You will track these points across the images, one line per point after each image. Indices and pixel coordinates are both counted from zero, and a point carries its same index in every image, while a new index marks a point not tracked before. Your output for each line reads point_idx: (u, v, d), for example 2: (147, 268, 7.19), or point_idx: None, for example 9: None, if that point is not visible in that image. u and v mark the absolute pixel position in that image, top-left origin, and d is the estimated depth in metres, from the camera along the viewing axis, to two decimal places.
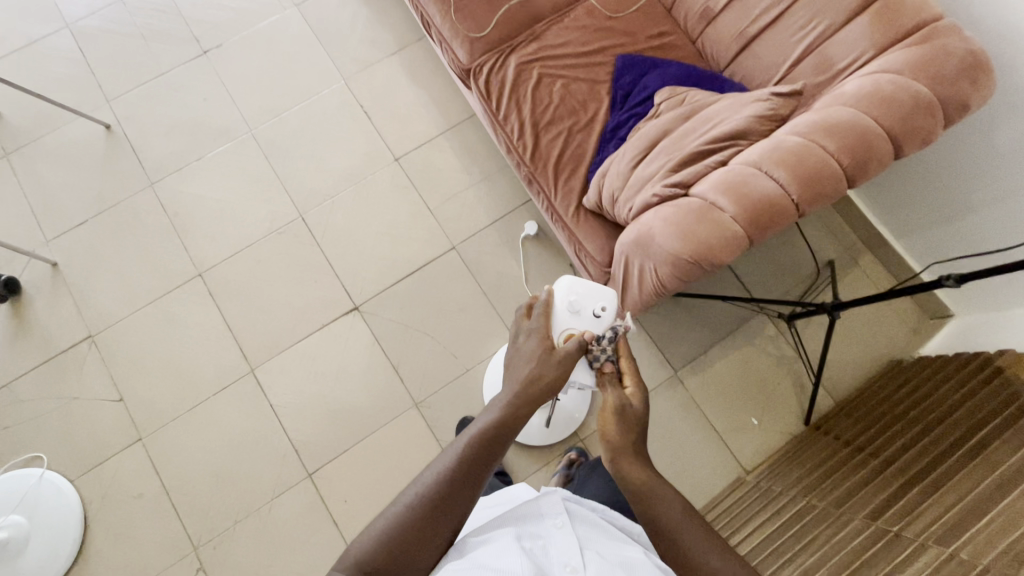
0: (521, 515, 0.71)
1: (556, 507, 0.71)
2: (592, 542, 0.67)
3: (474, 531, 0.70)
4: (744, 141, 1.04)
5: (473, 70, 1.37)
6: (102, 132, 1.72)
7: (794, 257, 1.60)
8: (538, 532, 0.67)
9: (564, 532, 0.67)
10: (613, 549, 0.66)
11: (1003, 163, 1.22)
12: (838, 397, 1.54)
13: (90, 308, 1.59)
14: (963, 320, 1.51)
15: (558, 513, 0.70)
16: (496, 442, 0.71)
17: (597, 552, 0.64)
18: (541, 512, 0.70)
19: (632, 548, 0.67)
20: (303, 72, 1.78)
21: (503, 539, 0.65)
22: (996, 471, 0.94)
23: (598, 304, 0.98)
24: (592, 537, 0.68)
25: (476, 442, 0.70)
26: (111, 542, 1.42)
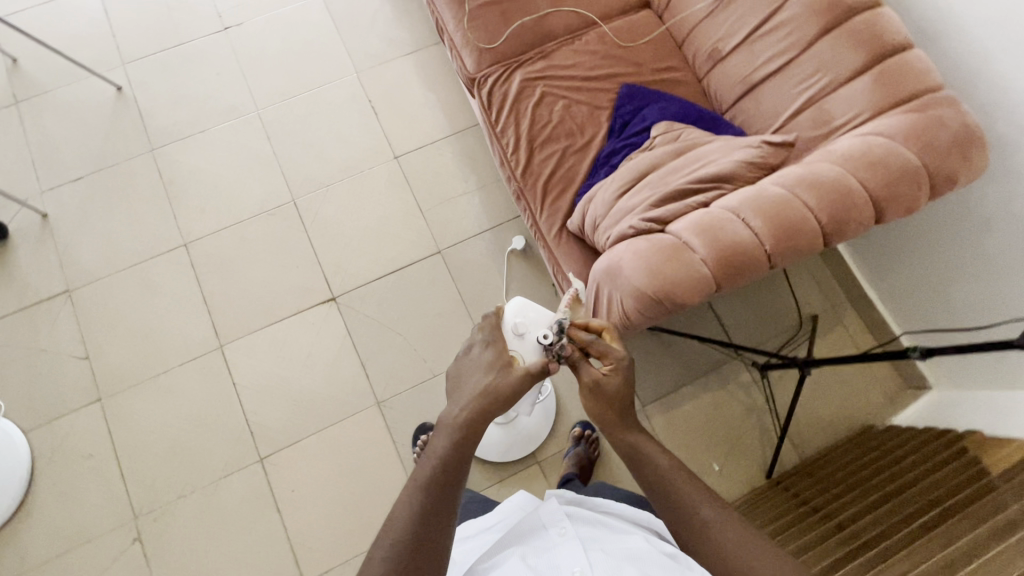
0: (524, 531, 0.74)
1: (557, 515, 0.73)
2: (595, 541, 0.71)
3: (482, 558, 0.73)
4: (728, 186, 1.04)
5: (478, 80, 1.37)
6: (112, 93, 1.74)
7: (778, 307, 1.58)
8: (543, 545, 0.71)
9: (566, 540, 0.70)
10: (617, 543, 0.70)
11: (995, 242, 1.21)
12: (805, 454, 1.50)
13: (72, 263, 1.59)
14: (939, 394, 1.49)
15: (560, 521, 0.73)
16: (457, 464, 0.69)
17: (602, 552, 0.68)
18: (543, 523, 0.73)
19: (634, 537, 0.71)
20: (318, 60, 1.80)
21: (509, 564, 0.69)
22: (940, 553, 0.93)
23: (541, 329, 0.84)
24: (595, 536, 0.72)
25: (438, 468, 0.68)
26: (53, 500, 1.41)
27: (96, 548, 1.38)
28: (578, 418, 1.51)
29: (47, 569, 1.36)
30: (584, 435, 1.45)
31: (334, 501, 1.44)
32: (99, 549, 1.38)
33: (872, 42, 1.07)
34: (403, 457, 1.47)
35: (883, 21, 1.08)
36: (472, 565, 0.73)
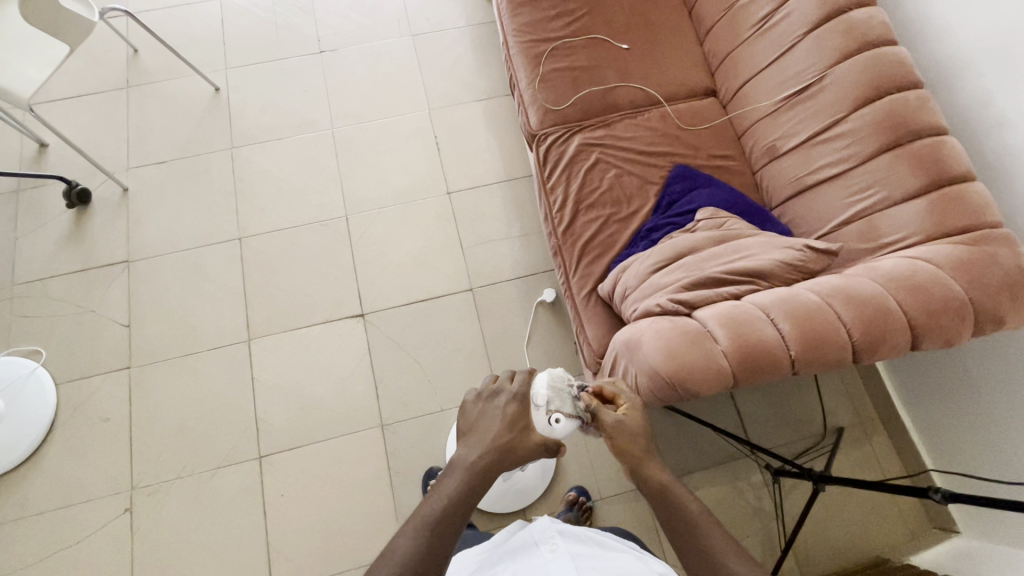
0: (517, 547, 0.72)
1: (549, 532, 0.71)
2: (586, 558, 0.67)
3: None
4: (763, 282, 1.04)
5: (538, 137, 1.43)
6: (210, 92, 1.91)
7: (803, 411, 1.52)
8: (533, 560, 0.68)
9: (557, 555, 0.67)
10: (607, 559, 0.67)
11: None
12: (808, 574, 1.41)
13: (138, 236, 1.72)
14: (965, 540, 1.38)
15: (552, 538, 0.70)
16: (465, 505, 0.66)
17: (591, 569, 0.65)
18: (535, 539, 0.71)
19: (626, 555, 0.68)
20: (396, 92, 1.93)
21: None
22: None
23: (556, 412, 0.81)
24: (587, 553, 0.68)
25: (444, 506, 0.65)
26: (64, 454, 1.47)
27: (89, 510, 1.42)
28: (576, 482, 1.48)
29: (40, 520, 1.41)
30: (578, 501, 1.42)
31: (318, 513, 1.44)
32: (91, 512, 1.42)
33: (932, 168, 1.06)
34: (394, 484, 1.47)
35: (947, 150, 1.07)
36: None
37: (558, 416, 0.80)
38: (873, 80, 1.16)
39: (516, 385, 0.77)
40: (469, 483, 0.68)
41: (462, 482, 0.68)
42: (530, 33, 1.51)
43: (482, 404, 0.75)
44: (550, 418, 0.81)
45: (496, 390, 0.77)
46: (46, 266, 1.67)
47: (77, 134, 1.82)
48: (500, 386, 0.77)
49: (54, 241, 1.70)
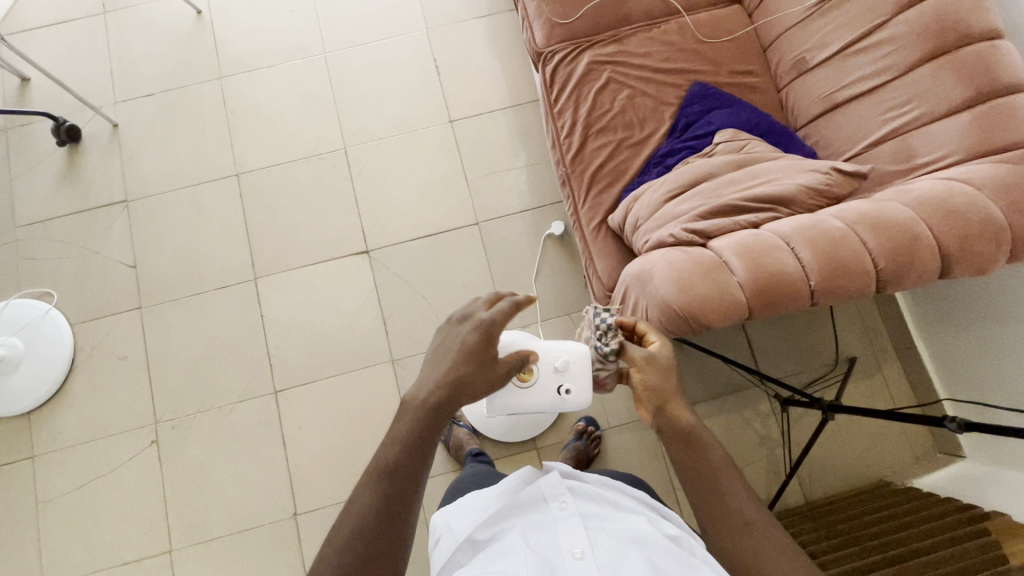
0: (525, 505, 0.69)
1: (559, 489, 0.69)
2: (596, 518, 0.65)
3: (479, 528, 0.68)
4: (785, 210, 0.98)
5: (545, 55, 1.32)
6: (192, 16, 1.78)
7: (815, 341, 1.51)
8: (542, 519, 0.65)
9: (568, 515, 0.64)
10: (618, 522, 0.64)
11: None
12: (811, 497, 1.45)
13: (134, 175, 1.67)
14: (971, 465, 1.39)
15: (562, 497, 0.67)
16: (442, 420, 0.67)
17: (602, 531, 0.62)
18: (545, 498, 0.68)
19: (638, 518, 0.65)
20: (391, 10, 1.78)
21: (510, 534, 0.64)
22: None
23: (568, 383, 0.83)
24: (597, 514, 0.66)
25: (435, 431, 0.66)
26: (87, 391, 1.52)
27: (118, 442, 1.49)
28: (585, 413, 1.50)
29: (73, 452, 1.48)
30: (587, 431, 1.44)
31: (334, 444, 1.49)
32: (120, 444, 1.48)
33: (982, 77, 0.96)
34: None
35: (1000, 57, 0.96)
36: (470, 535, 0.68)
37: (570, 388, 0.83)
38: None
39: (490, 313, 0.70)
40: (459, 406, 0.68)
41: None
42: None
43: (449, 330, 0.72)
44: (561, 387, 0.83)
45: (465, 316, 0.72)
46: (46, 207, 1.64)
47: (58, 65, 1.73)
48: (469, 312, 0.72)
49: (50, 181, 1.66)
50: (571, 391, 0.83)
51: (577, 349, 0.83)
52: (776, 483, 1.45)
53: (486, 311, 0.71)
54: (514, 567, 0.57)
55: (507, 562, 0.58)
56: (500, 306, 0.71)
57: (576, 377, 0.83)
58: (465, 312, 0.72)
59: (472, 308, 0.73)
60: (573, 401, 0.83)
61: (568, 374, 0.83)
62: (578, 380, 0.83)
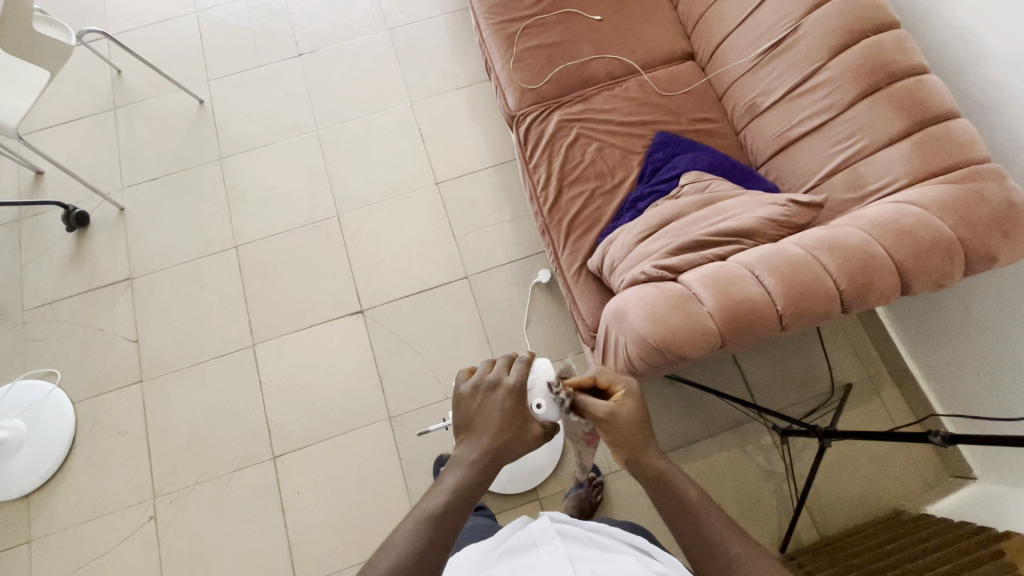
0: (515, 549, 0.69)
1: (549, 532, 0.69)
2: (587, 560, 0.65)
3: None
4: (749, 241, 1.02)
5: (517, 118, 1.43)
6: (195, 106, 1.93)
7: (808, 369, 1.52)
8: (532, 564, 0.66)
9: (557, 558, 0.65)
10: (606, 564, 0.64)
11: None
12: (824, 532, 1.41)
13: (137, 254, 1.75)
14: (984, 486, 1.36)
15: (552, 539, 0.68)
16: (464, 503, 0.65)
17: (590, 572, 0.63)
18: (535, 542, 0.69)
19: (626, 557, 0.65)
20: (377, 88, 1.93)
21: None
22: None
23: (537, 398, 0.75)
24: (587, 555, 0.66)
25: (449, 505, 0.64)
26: (87, 469, 1.52)
27: (115, 521, 1.47)
28: (585, 459, 1.48)
29: (70, 534, 1.46)
30: (588, 477, 1.42)
31: (334, 507, 1.47)
32: (117, 522, 1.47)
33: (914, 107, 1.04)
34: (407, 475, 1.49)
35: (928, 88, 1.05)
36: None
37: (541, 402, 0.75)
38: (848, 23, 1.13)
39: (494, 371, 0.73)
40: (473, 478, 0.66)
41: (456, 462, 0.67)
42: (501, 13, 1.50)
43: (476, 400, 0.71)
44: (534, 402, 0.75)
45: (494, 383, 0.72)
46: (53, 290, 1.71)
47: (70, 158, 1.86)
48: (497, 378, 0.72)
49: (58, 265, 1.74)
50: (544, 406, 0.75)
51: (538, 365, 0.78)
52: (785, 519, 1.41)
53: (510, 376, 0.73)
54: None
55: None
56: (518, 368, 0.73)
57: (545, 390, 0.76)
58: (492, 378, 0.72)
59: (497, 373, 0.73)
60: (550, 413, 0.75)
61: (535, 389, 0.76)
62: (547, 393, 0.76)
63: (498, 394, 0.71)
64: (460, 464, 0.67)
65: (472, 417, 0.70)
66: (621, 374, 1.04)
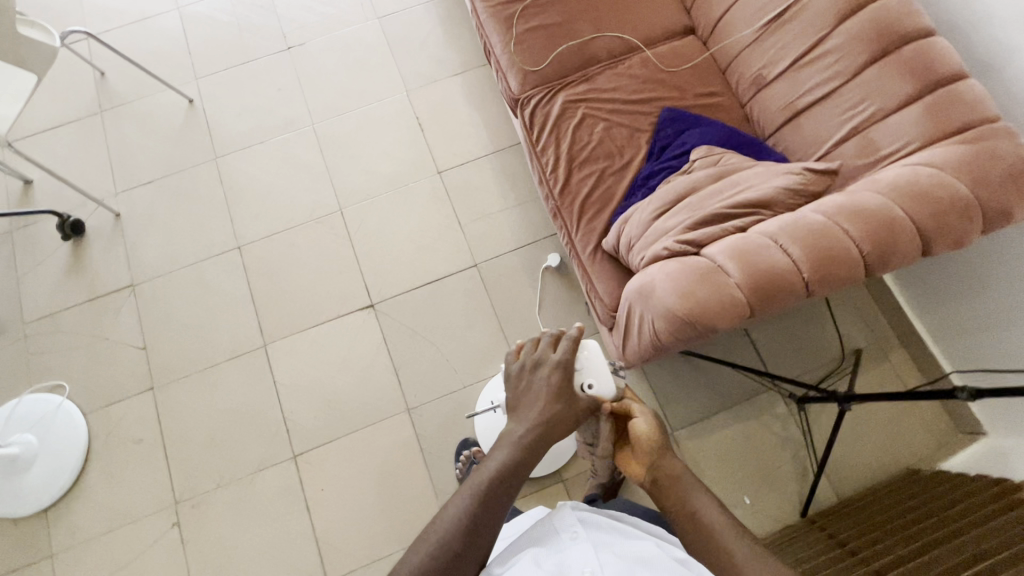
0: (540, 537, 0.75)
1: (571, 520, 0.76)
2: (607, 544, 0.73)
3: (497, 560, 0.74)
4: (767, 211, 1.03)
5: (521, 101, 1.41)
6: (185, 105, 1.88)
7: (819, 337, 1.54)
8: (557, 546, 0.73)
9: (580, 541, 0.72)
10: (626, 547, 0.72)
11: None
12: (842, 495, 1.44)
13: (138, 259, 1.72)
14: (993, 440, 1.40)
15: (574, 526, 0.75)
16: (514, 479, 0.69)
17: (612, 555, 0.70)
18: (557, 528, 0.76)
19: (643, 542, 0.73)
20: (371, 79, 1.90)
21: (524, 561, 0.71)
22: None
23: (588, 378, 0.84)
24: (608, 539, 0.74)
25: (500, 481, 0.68)
26: (104, 478, 1.51)
27: (138, 529, 1.46)
28: None
29: (92, 545, 1.44)
30: None
31: (359, 503, 1.47)
32: (140, 530, 1.46)
33: (922, 71, 1.05)
34: (429, 465, 1.49)
35: (936, 51, 1.06)
36: (488, 568, 0.73)
37: (593, 382, 0.84)
38: None
39: (541, 349, 0.78)
40: (522, 456, 0.70)
41: (506, 441, 0.72)
42: None
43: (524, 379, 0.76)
44: (584, 382, 0.84)
45: (539, 361, 0.77)
46: (54, 300, 1.67)
47: (60, 165, 1.81)
48: (542, 356, 0.77)
49: (56, 274, 1.70)
50: (595, 385, 0.84)
51: (590, 347, 0.87)
52: (802, 485, 1.44)
53: (557, 352, 0.77)
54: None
55: None
56: (565, 346, 0.77)
57: (594, 373, 0.85)
58: (538, 356, 0.77)
59: (542, 351, 0.78)
60: (602, 391, 0.84)
61: (588, 370, 0.85)
62: (599, 375, 0.85)
63: (542, 372, 0.76)
64: (509, 444, 0.71)
65: (520, 397, 0.75)
66: (646, 350, 1.05)
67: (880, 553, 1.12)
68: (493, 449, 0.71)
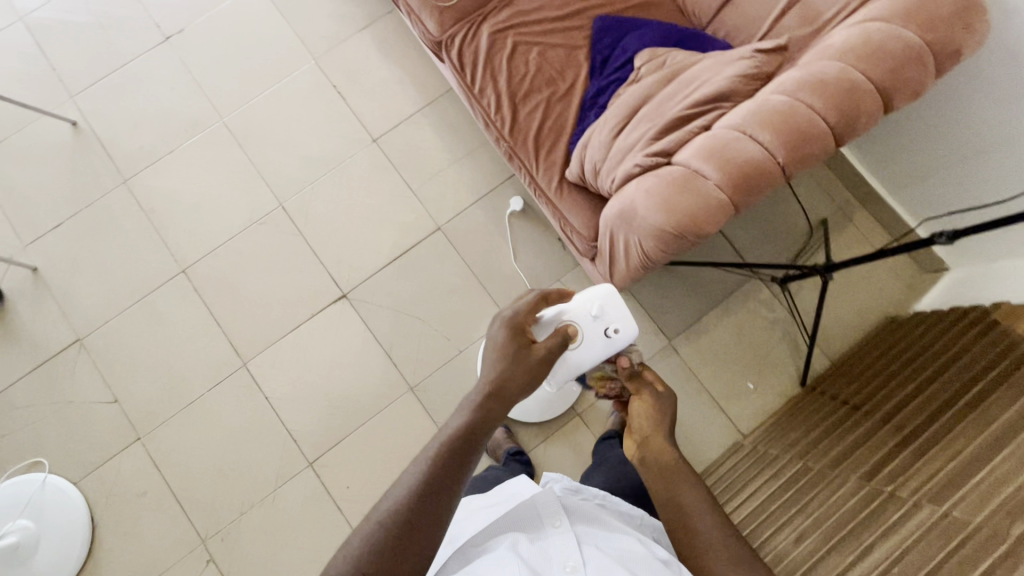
0: (519, 518, 0.71)
1: (554, 505, 0.71)
2: (591, 538, 0.68)
3: (473, 539, 0.71)
4: (728, 103, 1.00)
5: (445, 43, 1.31)
6: (69, 130, 1.66)
7: (786, 216, 1.58)
8: (538, 534, 0.68)
9: (561, 533, 0.67)
10: (610, 543, 0.67)
11: (999, 117, 1.19)
12: (835, 359, 1.52)
13: (75, 310, 1.57)
14: (958, 273, 1.49)
15: (557, 514, 0.70)
16: (472, 438, 0.63)
17: (595, 549, 0.66)
18: (538, 512, 0.70)
19: (628, 538, 0.68)
20: (271, 54, 1.71)
21: (500, 548, 0.66)
22: (983, 434, 0.90)
23: (613, 324, 0.91)
24: (591, 532, 0.69)
25: (457, 441, 0.62)
26: (120, 538, 1.44)
27: None
28: None
29: None
30: None
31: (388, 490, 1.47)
32: None
33: None
34: None
35: None
36: (461, 546, 0.70)
37: (617, 327, 0.91)
38: None
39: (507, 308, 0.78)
40: (480, 416, 0.65)
41: (461, 408, 0.67)
42: None
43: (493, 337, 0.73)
44: (608, 329, 0.90)
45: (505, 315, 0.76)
46: None
47: None
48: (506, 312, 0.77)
49: None
50: (618, 329, 0.91)
51: (607, 296, 0.92)
52: (799, 359, 1.52)
53: (522, 304, 0.80)
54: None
55: None
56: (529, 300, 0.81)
57: (614, 318, 0.91)
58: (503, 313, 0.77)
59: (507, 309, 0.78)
60: (624, 335, 0.91)
61: (611, 317, 0.91)
62: (620, 318, 0.91)
63: (493, 325, 0.76)
64: (466, 408, 0.66)
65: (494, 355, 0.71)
66: (638, 271, 1.04)
67: (884, 403, 1.20)
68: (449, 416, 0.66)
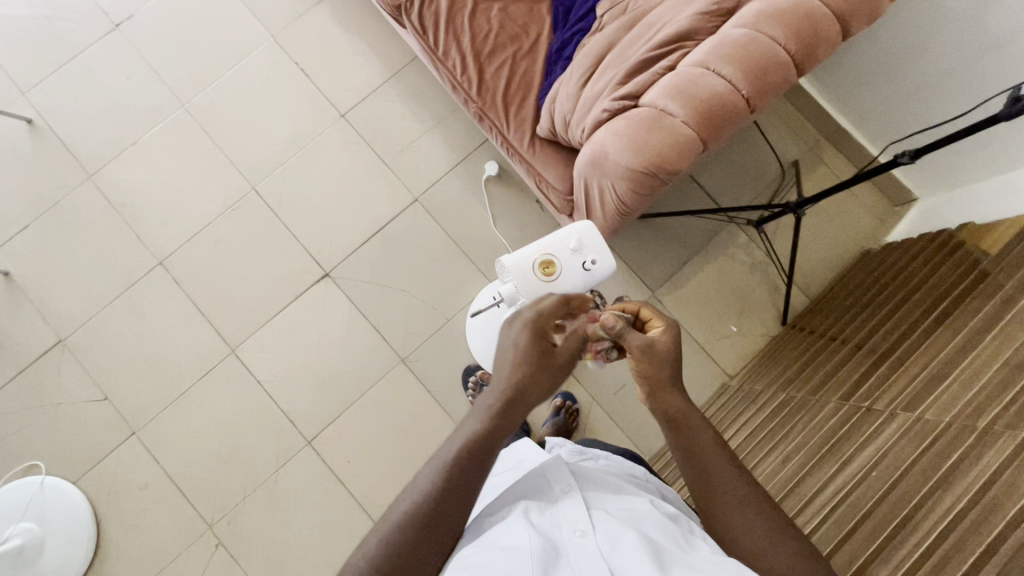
0: (529, 487, 0.68)
1: (562, 471, 0.68)
2: (601, 501, 0.65)
3: (484, 509, 0.68)
4: (691, 42, 1.00)
5: (404, 7, 1.28)
6: (25, 128, 1.61)
7: (758, 160, 1.60)
8: (547, 500, 0.66)
9: (571, 497, 0.65)
10: (621, 505, 0.65)
11: (951, 48, 1.22)
12: (812, 295, 1.57)
13: (54, 312, 1.54)
14: (926, 202, 1.53)
15: (566, 478, 0.67)
16: (483, 452, 0.61)
17: (604, 512, 0.63)
18: (548, 480, 0.68)
19: (638, 500, 0.65)
20: (227, 34, 1.66)
21: (509, 516, 0.64)
22: (961, 331, 0.95)
23: (590, 257, 0.91)
24: (600, 496, 0.66)
25: (467, 455, 0.60)
26: (126, 532, 1.45)
27: (183, 563, 1.43)
28: None
29: None
30: None
31: (389, 460, 1.49)
32: (186, 563, 1.43)
33: None
34: (443, 403, 1.51)
35: None
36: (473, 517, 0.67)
37: (595, 259, 0.91)
38: None
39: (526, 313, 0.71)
40: (493, 425, 0.62)
41: (476, 411, 0.64)
42: None
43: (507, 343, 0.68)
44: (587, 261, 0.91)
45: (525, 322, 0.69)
46: None
47: None
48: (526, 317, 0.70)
49: None
50: (596, 262, 0.91)
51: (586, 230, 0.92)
52: (778, 298, 1.56)
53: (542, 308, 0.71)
54: (518, 544, 0.57)
55: (512, 540, 0.58)
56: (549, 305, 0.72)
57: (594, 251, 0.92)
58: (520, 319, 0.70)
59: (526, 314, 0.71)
60: (603, 268, 0.92)
61: (590, 249, 0.92)
62: (599, 251, 0.92)
63: (514, 328, 0.69)
64: (480, 411, 0.63)
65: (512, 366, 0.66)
66: (615, 218, 1.05)
67: (859, 330, 1.24)
68: (465, 417, 0.64)
